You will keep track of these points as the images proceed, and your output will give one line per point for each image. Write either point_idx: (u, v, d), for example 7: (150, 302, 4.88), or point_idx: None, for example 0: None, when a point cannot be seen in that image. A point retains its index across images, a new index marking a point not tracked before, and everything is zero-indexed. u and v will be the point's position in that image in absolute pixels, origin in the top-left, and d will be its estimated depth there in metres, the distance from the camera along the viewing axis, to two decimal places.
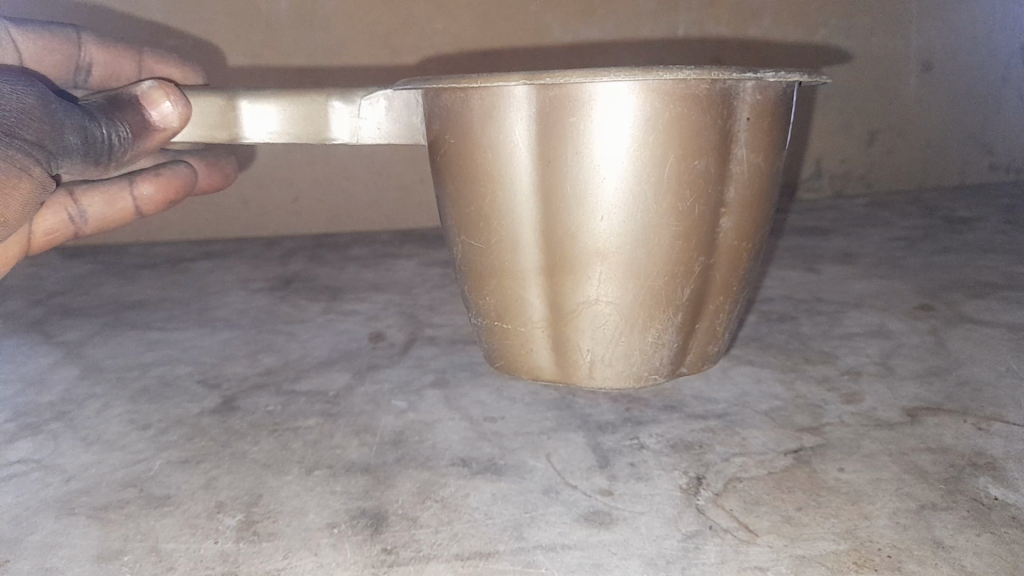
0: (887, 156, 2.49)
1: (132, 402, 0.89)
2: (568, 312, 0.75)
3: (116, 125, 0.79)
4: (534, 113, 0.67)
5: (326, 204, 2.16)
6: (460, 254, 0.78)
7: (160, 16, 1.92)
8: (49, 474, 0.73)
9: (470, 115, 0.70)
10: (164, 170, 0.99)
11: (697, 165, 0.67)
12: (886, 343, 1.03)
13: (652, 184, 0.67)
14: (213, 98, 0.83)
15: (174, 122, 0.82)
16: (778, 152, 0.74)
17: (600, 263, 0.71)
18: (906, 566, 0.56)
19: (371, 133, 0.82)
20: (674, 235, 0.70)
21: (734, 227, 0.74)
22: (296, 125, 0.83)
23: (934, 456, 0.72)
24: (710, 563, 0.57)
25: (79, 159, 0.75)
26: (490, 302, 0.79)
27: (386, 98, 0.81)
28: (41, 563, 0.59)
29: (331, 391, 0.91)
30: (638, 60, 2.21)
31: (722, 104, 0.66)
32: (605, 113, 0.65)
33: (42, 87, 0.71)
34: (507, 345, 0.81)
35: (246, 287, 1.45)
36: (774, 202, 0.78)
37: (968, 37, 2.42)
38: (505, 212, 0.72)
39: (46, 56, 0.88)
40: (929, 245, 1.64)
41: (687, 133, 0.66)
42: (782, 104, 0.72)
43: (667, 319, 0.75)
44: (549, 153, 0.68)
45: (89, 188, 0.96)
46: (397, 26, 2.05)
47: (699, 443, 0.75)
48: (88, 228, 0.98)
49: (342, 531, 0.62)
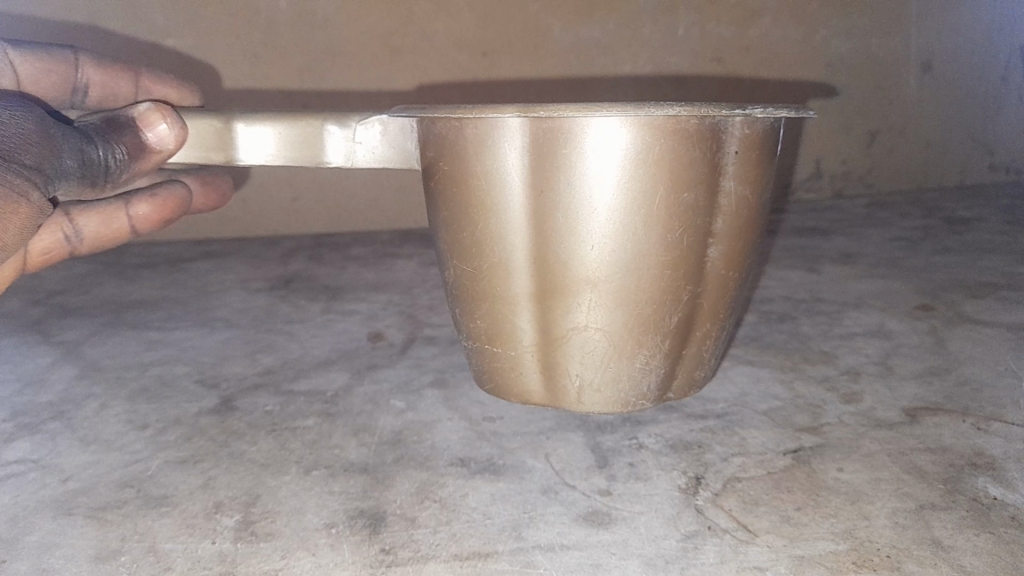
0: (887, 157, 2.49)
1: (131, 402, 0.89)
2: (557, 337, 0.75)
3: (112, 148, 0.79)
4: (527, 144, 0.67)
5: (325, 204, 2.16)
6: (451, 277, 0.78)
7: (159, 17, 1.92)
8: (47, 474, 0.72)
9: (464, 143, 0.69)
10: (159, 191, 0.99)
11: (686, 196, 0.67)
12: (885, 343, 1.03)
13: (641, 216, 0.67)
14: (211, 120, 0.83)
15: (171, 144, 0.81)
16: (767, 183, 0.74)
17: (590, 291, 0.71)
18: (906, 566, 0.56)
19: (365, 157, 0.82)
20: (662, 264, 0.69)
21: (723, 255, 0.73)
22: (290, 148, 0.83)
23: (934, 456, 0.72)
24: (709, 563, 0.57)
25: (76, 181, 0.75)
26: (480, 324, 0.78)
27: (381, 122, 0.81)
28: (37, 564, 0.59)
29: (329, 390, 0.91)
30: (637, 61, 2.21)
31: (711, 137, 0.66)
32: (596, 145, 0.65)
33: (39, 111, 0.71)
34: (495, 368, 0.80)
35: (245, 287, 1.45)
36: (763, 233, 0.77)
37: (968, 37, 2.42)
38: (496, 238, 0.72)
39: (44, 77, 0.88)
40: (929, 246, 1.64)
41: (677, 166, 0.66)
42: (772, 138, 0.72)
43: (655, 347, 0.74)
44: (541, 182, 0.68)
45: (85, 209, 0.97)
46: (397, 27, 2.04)
47: (698, 444, 0.75)
48: (84, 248, 0.98)
49: (340, 532, 0.62)
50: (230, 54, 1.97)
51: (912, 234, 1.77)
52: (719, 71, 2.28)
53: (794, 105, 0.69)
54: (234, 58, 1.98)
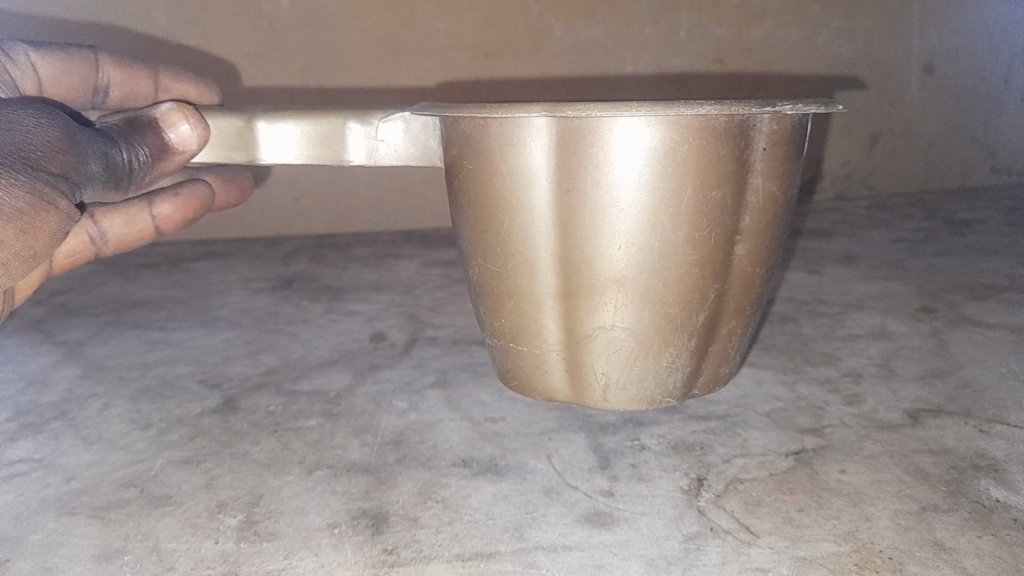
0: (888, 158, 2.49)
1: (133, 402, 0.89)
2: (583, 336, 0.75)
3: (135, 149, 0.80)
4: (553, 143, 0.67)
5: (327, 205, 2.16)
6: (475, 277, 0.78)
7: (161, 16, 1.92)
8: (50, 474, 0.73)
9: (489, 143, 0.69)
10: (182, 190, 1.01)
11: (713, 195, 0.67)
12: (888, 344, 1.03)
13: (668, 215, 0.67)
14: (232, 118, 0.84)
15: (193, 144, 0.83)
16: (792, 180, 0.74)
17: (616, 290, 0.71)
18: (908, 567, 0.56)
19: (387, 154, 0.81)
20: (689, 263, 0.70)
21: (749, 253, 0.73)
22: (314, 147, 0.83)
23: (936, 457, 0.72)
24: (712, 564, 0.57)
25: (101, 185, 0.75)
26: (505, 323, 0.78)
27: (404, 120, 0.80)
28: (41, 563, 0.59)
29: (332, 390, 0.92)
30: (640, 62, 2.21)
31: (738, 135, 0.66)
32: (623, 145, 0.65)
33: (65, 117, 0.71)
34: (519, 365, 0.80)
35: (247, 287, 1.45)
36: (788, 228, 0.77)
37: (970, 40, 2.43)
38: (522, 236, 0.71)
39: (65, 79, 0.88)
40: (930, 247, 1.64)
41: (704, 164, 0.66)
42: (799, 134, 0.72)
43: (681, 344, 0.74)
44: (568, 182, 0.67)
45: (108, 210, 0.98)
46: (399, 28, 2.04)
47: (700, 445, 0.75)
48: (108, 249, 1.00)
49: (343, 531, 0.62)
50: (232, 55, 1.98)
51: (914, 236, 1.76)
52: (721, 71, 2.28)
53: (822, 100, 0.68)
54: (237, 60, 1.98)
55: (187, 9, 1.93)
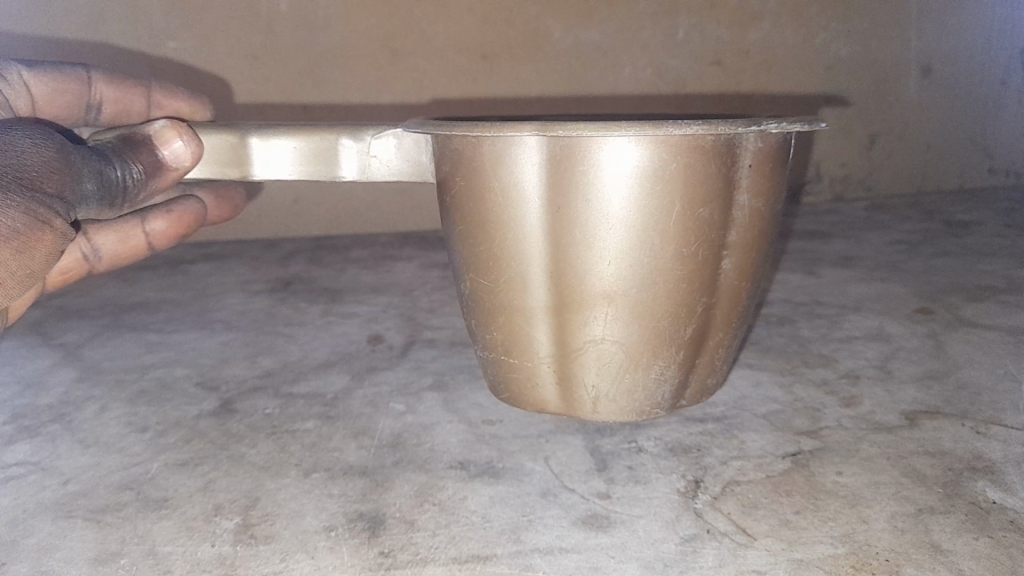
0: (886, 160, 2.49)
1: (130, 404, 0.89)
2: (573, 349, 0.74)
3: (129, 167, 0.81)
4: (544, 162, 0.67)
5: (325, 208, 2.16)
6: (467, 291, 0.77)
7: (159, 18, 1.92)
8: (46, 477, 0.72)
9: (481, 161, 0.69)
10: (175, 207, 1.01)
11: (702, 212, 0.67)
12: (885, 346, 1.04)
13: (658, 230, 0.67)
14: (227, 136, 0.84)
15: (187, 161, 0.82)
16: (778, 195, 0.74)
17: (607, 304, 0.71)
18: (904, 569, 0.56)
19: (381, 170, 0.81)
20: (679, 278, 0.70)
21: (737, 267, 0.73)
22: (309, 164, 0.83)
23: (933, 460, 0.72)
24: (708, 567, 0.57)
25: (96, 204, 0.76)
26: (497, 337, 0.77)
27: (396, 136, 0.80)
28: (37, 566, 0.59)
29: (329, 393, 0.92)
30: (637, 63, 2.20)
31: (726, 153, 0.66)
32: (612, 165, 0.65)
33: (59, 136, 0.71)
34: (511, 377, 0.79)
35: (245, 289, 1.45)
36: (775, 242, 0.77)
37: (967, 41, 2.43)
38: (514, 252, 0.71)
39: (59, 97, 0.88)
40: (927, 249, 1.64)
41: (692, 182, 0.66)
42: (783, 150, 0.72)
43: (669, 357, 0.74)
44: (558, 199, 0.67)
45: (103, 227, 0.98)
46: (397, 30, 2.04)
47: (697, 447, 0.75)
48: (102, 265, 1.00)
49: (339, 534, 0.62)
50: (230, 58, 1.97)
51: (911, 237, 1.76)
52: (718, 73, 2.28)
53: (807, 118, 0.69)
54: (235, 62, 1.98)
55: (185, 11, 1.93)
